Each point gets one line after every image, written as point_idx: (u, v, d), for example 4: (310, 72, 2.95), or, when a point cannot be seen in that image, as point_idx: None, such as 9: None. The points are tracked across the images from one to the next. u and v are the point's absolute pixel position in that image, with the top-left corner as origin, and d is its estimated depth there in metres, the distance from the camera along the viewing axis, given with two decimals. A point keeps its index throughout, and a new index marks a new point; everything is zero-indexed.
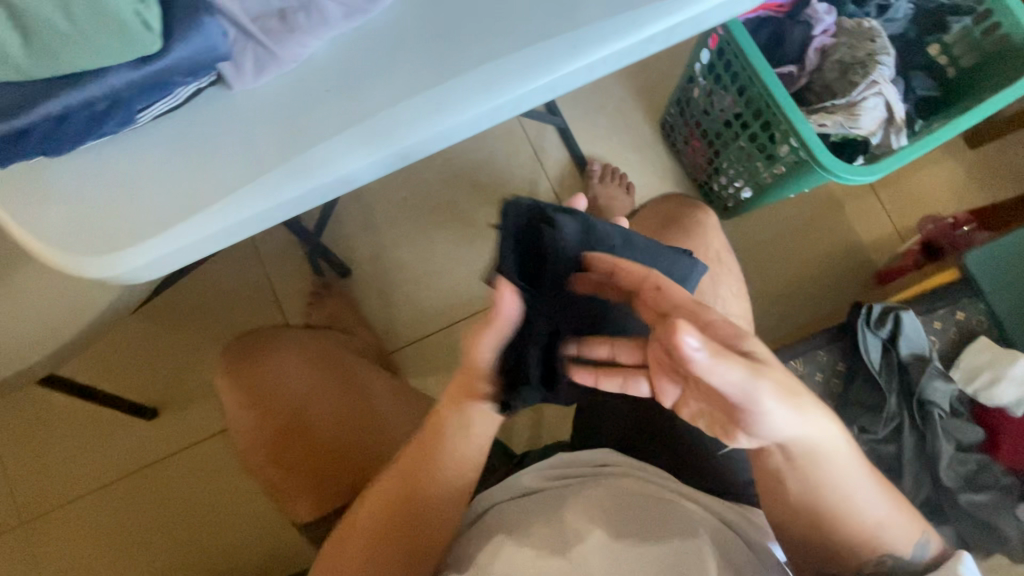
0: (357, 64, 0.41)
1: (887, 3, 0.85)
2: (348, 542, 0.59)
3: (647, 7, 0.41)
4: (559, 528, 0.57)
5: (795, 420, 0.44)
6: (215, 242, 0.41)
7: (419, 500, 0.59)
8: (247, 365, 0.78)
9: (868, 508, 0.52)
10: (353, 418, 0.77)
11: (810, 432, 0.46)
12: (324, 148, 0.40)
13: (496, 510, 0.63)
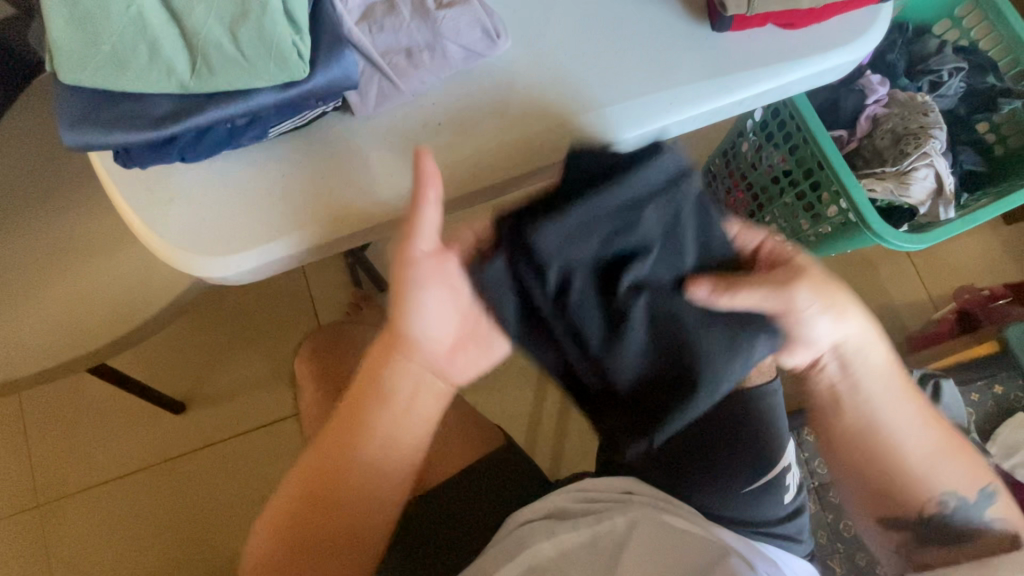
0: (468, 102, 0.45)
1: (939, 80, 0.89)
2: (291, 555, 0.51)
3: (740, 74, 0.46)
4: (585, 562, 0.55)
5: (829, 321, 0.52)
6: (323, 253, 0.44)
7: (367, 500, 0.52)
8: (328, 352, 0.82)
9: (916, 443, 0.54)
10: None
11: (842, 334, 0.53)
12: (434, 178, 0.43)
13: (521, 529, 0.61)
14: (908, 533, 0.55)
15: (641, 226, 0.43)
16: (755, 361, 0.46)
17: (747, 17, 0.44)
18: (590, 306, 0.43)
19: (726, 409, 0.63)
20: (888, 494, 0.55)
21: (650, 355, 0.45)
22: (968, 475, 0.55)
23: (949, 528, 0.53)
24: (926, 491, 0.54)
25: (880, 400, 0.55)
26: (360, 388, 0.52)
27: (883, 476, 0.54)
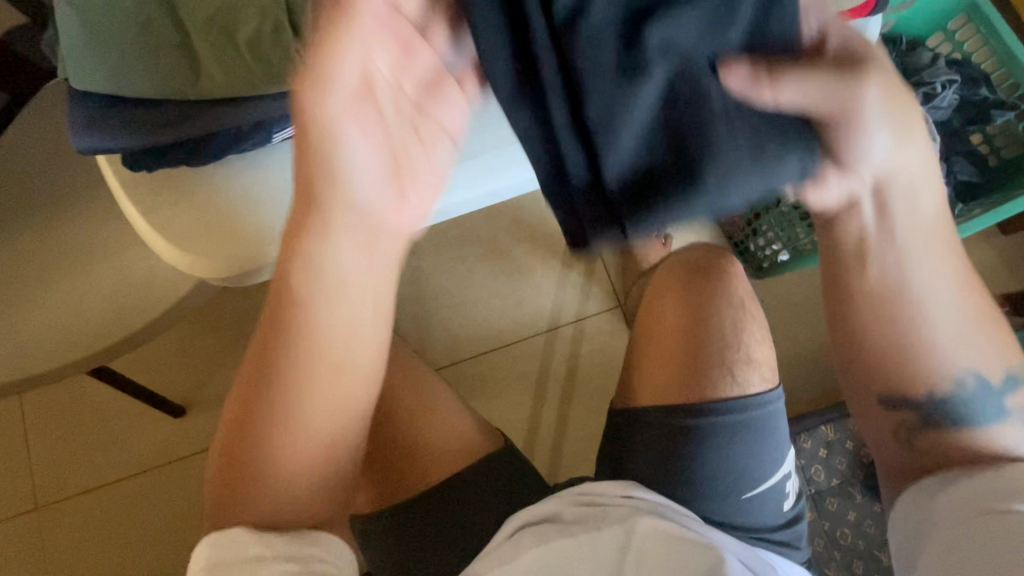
0: None
1: (933, 92, 0.89)
2: (230, 492, 0.45)
3: None
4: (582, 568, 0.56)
5: (892, 146, 0.44)
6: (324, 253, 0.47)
7: (286, 415, 0.45)
8: None
9: (944, 320, 0.49)
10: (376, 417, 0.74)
11: (896, 163, 0.45)
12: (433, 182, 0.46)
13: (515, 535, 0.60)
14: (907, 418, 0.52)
15: None
16: (779, 183, 0.42)
17: None
18: (610, 48, 0.40)
19: (733, 415, 0.64)
20: (898, 371, 0.51)
21: (654, 136, 0.42)
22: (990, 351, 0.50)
23: (953, 415, 0.51)
24: (939, 366, 0.50)
25: (924, 265, 0.49)
26: (274, 314, 0.46)
27: (903, 352, 0.50)
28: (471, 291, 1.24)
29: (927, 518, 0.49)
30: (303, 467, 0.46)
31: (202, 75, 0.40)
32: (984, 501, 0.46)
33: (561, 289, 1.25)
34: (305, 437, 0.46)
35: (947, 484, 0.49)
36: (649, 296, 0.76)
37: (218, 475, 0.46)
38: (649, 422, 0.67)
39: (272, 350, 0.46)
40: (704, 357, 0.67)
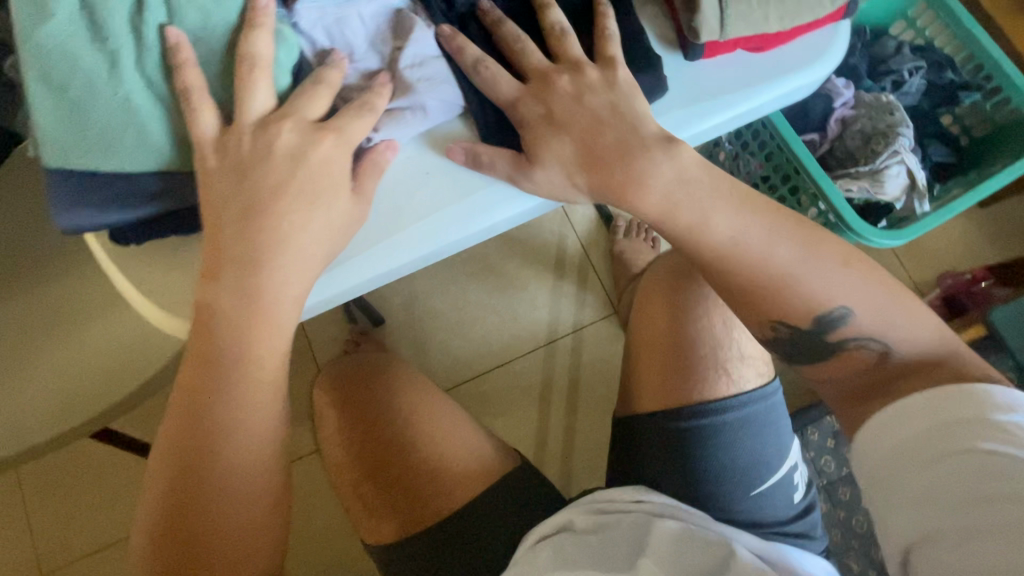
0: (437, 153, 0.46)
1: (901, 79, 0.92)
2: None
3: (714, 99, 0.48)
4: (605, 561, 0.55)
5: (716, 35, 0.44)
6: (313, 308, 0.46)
7: (210, 486, 0.43)
8: (338, 388, 0.79)
9: (768, 258, 0.49)
10: (380, 449, 0.73)
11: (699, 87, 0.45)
12: (422, 225, 0.44)
13: (533, 548, 0.59)
14: (775, 351, 0.54)
15: None
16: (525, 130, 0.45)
17: (718, 44, 0.45)
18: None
19: (737, 412, 0.64)
20: (744, 315, 0.52)
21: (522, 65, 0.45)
22: (833, 285, 0.49)
23: (815, 346, 0.52)
24: (779, 314, 0.51)
25: (697, 225, 0.49)
26: (198, 331, 0.42)
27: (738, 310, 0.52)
28: (465, 312, 1.24)
29: (899, 454, 0.44)
30: (243, 533, 0.44)
31: (194, 142, 0.40)
32: (957, 437, 0.41)
33: (555, 301, 1.26)
34: (249, 435, 0.44)
35: (913, 411, 0.44)
36: (640, 303, 0.75)
37: (174, 529, 0.43)
38: (651, 428, 0.67)
39: (198, 370, 0.43)
40: (700, 359, 0.67)
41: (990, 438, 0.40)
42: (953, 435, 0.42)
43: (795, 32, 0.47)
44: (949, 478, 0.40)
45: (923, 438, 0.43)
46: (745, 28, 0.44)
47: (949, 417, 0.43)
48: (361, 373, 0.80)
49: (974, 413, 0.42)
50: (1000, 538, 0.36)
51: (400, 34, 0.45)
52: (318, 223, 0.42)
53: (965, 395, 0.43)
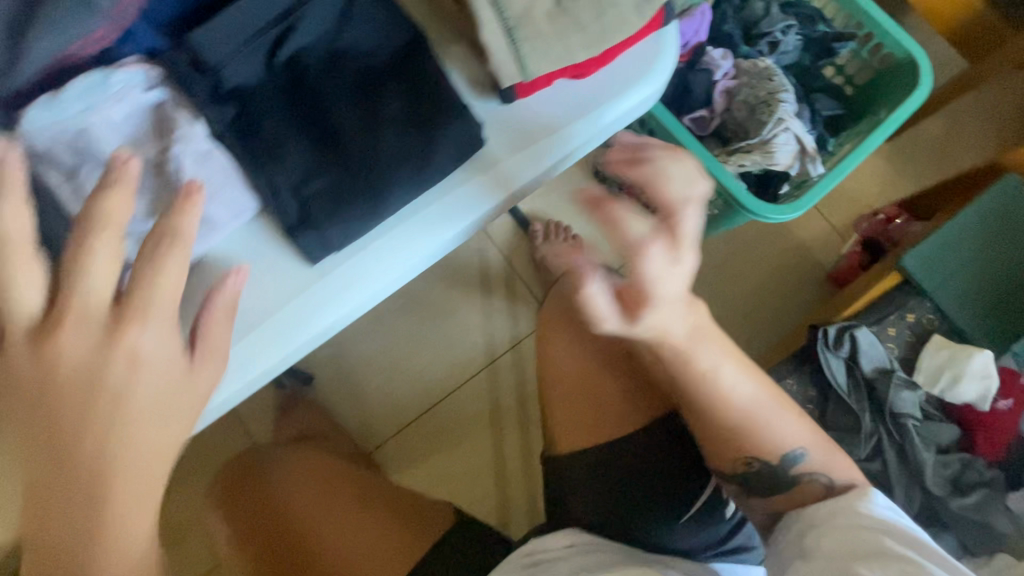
0: (238, 263, 0.39)
1: (776, 40, 0.89)
2: None
3: (544, 139, 0.43)
4: None
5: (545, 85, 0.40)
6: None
7: None
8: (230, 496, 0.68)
9: (732, 387, 0.51)
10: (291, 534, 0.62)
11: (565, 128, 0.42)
12: (241, 349, 0.39)
13: None
14: (744, 486, 0.54)
15: (343, 37, 0.40)
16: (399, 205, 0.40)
17: (529, 84, 0.40)
18: (247, 67, 0.39)
19: (659, 436, 0.64)
20: (719, 445, 0.53)
21: (316, 148, 0.39)
22: (786, 429, 0.52)
23: (780, 481, 0.52)
24: (751, 450, 0.52)
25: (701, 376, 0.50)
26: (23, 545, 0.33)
27: (719, 441, 0.53)
28: (399, 351, 1.17)
29: (817, 548, 0.46)
30: None
31: None
32: (862, 534, 0.45)
33: (488, 319, 1.20)
34: None
35: (827, 510, 0.48)
36: (547, 336, 0.73)
37: None
38: (577, 465, 0.64)
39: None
40: (611, 393, 0.66)
41: (886, 535, 0.44)
42: (858, 533, 0.45)
43: (617, 50, 0.43)
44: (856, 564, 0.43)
45: (835, 533, 0.46)
46: (548, 66, 0.38)
47: (856, 518, 0.46)
48: (254, 469, 0.69)
49: (867, 516, 0.46)
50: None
51: (162, 136, 0.38)
52: None
53: (857, 506, 0.47)
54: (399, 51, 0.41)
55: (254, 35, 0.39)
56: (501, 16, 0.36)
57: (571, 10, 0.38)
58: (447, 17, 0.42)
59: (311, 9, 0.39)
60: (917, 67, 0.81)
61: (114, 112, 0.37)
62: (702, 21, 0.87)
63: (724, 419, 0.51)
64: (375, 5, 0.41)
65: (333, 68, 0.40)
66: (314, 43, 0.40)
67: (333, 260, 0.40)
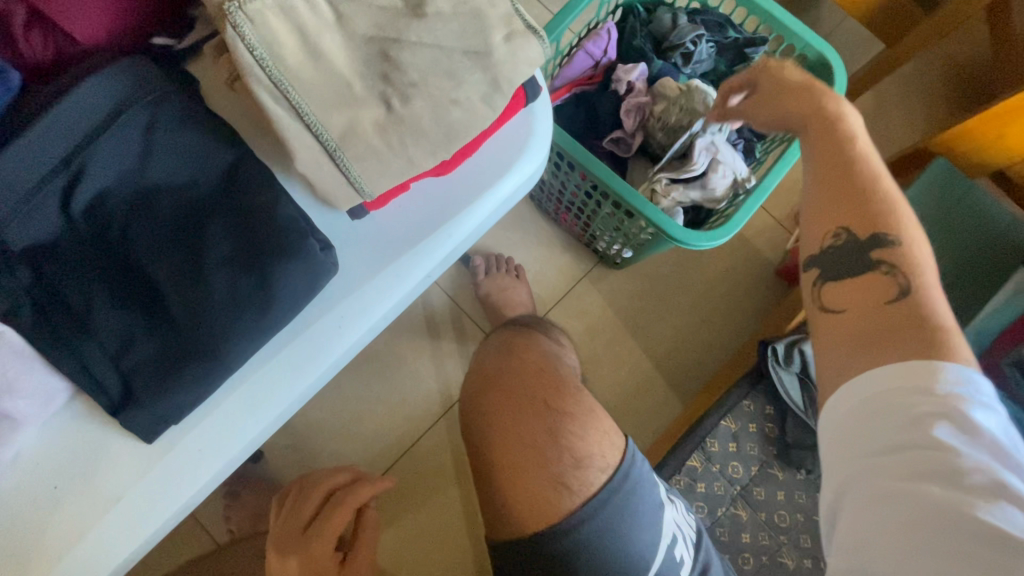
0: (63, 457, 0.34)
1: (690, 50, 0.84)
2: None
3: (411, 249, 0.38)
4: None
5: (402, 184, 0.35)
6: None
7: None
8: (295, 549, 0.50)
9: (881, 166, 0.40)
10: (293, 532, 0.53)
11: (430, 229, 0.38)
12: (75, 555, 0.33)
13: None
14: (819, 270, 0.38)
15: (152, 170, 0.34)
16: (245, 356, 0.35)
17: (379, 198, 0.35)
18: (37, 225, 0.33)
19: (601, 510, 0.57)
20: (826, 184, 0.40)
21: (135, 309, 0.34)
22: (885, 213, 0.37)
23: (851, 260, 0.37)
24: (852, 218, 0.38)
25: (832, 132, 0.41)
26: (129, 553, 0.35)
27: (830, 180, 0.39)
28: (346, 414, 1.04)
29: (836, 447, 0.33)
30: None
31: None
32: (898, 422, 0.31)
33: (440, 365, 1.09)
34: None
35: (862, 398, 0.32)
36: (469, 408, 0.66)
37: None
38: (529, 553, 0.57)
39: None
40: (535, 475, 0.59)
41: (933, 422, 0.31)
42: (886, 422, 0.32)
43: (482, 136, 0.38)
44: (889, 481, 0.31)
45: (864, 435, 0.32)
46: (391, 182, 0.33)
47: (906, 406, 0.31)
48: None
49: (941, 396, 0.31)
50: (937, 557, 0.28)
51: None
52: None
53: (929, 358, 0.32)
54: (222, 176, 0.35)
55: (30, 185, 0.32)
56: (320, 140, 0.31)
57: (407, 118, 0.32)
58: (271, 129, 0.37)
59: (107, 144, 0.34)
60: (827, 60, 0.79)
61: None
62: (610, 41, 0.85)
63: (849, 157, 0.39)
64: (185, 127, 0.35)
65: (146, 209, 0.34)
66: (119, 183, 0.34)
67: (175, 433, 0.35)
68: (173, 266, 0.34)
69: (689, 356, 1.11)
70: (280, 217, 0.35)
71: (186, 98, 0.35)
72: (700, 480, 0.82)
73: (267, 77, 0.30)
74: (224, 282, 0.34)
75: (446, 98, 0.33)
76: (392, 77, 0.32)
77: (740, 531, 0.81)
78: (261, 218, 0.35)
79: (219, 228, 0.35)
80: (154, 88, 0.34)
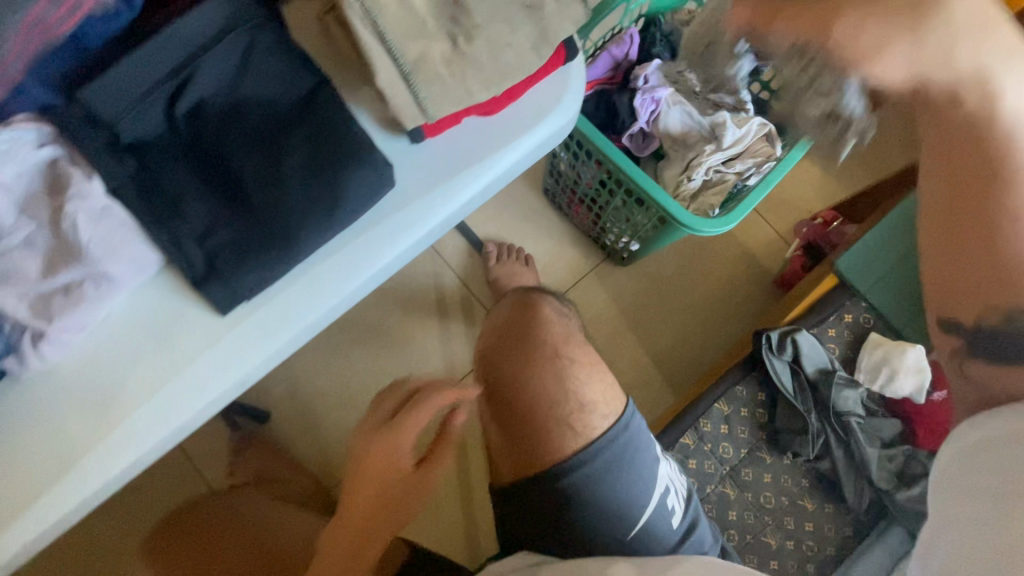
0: (142, 323, 0.39)
1: None
2: None
3: (457, 176, 0.43)
4: None
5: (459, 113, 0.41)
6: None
7: None
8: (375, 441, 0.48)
9: None
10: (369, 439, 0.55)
11: (476, 159, 0.44)
12: (144, 409, 0.38)
13: None
14: (964, 340, 0.41)
15: (245, 86, 0.40)
16: (310, 251, 0.40)
17: (435, 123, 0.41)
18: (147, 122, 0.39)
19: (601, 456, 0.62)
20: (978, 261, 0.36)
21: (221, 200, 0.39)
22: None
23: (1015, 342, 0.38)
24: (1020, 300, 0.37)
25: (993, 161, 0.34)
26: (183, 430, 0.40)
27: (968, 256, 0.37)
28: (354, 384, 1.07)
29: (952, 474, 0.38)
30: None
31: None
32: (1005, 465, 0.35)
33: (447, 344, 1.11)
34: None
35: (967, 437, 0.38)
36: (480, 361, 0.70)
37: None
38: (533, 493, 0.62)
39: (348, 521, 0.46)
40: (543, 419, 0.63)
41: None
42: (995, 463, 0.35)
43: (526, 82, 0.44)
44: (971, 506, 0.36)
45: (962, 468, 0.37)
46: (451, 107, 0.39)
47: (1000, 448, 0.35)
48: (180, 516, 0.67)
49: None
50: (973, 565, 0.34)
51: (58, 194, 0.37)
52: (37, 453, 0.37)
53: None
54: (304, 95, 0.41)
55: (146, 87, 0.38)
56: (396, 62, 0.37)
57: (469, 54, 0.38)
58: (347, 63, 0.43)
59: (211, 59, 0.39)
60: None
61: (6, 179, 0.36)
62: (632, 45, 0.92)
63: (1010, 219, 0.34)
64: (277, 53, 0.41)
65: (238, 118, 0.40)
66: (217, 95, 0.40)
67: (240, 310, 0.40)
68: (257, 168, 0.40)
69: (687, 353, 1.16)
70: (352, 133, 0.40)
71: (278, 27, 0.41)
72: (692, 456, 0.86)
73: (360, 7, 0.36)
74: (297, 184, 0.40)
75: (503, 42, 0.39)
76: (460, 18, 0.38)
77: (728, 508, 0.85)
78: (336, 134, 0.40)
79: (297, 139, 0.40)
80: (251, 16, 0.40)
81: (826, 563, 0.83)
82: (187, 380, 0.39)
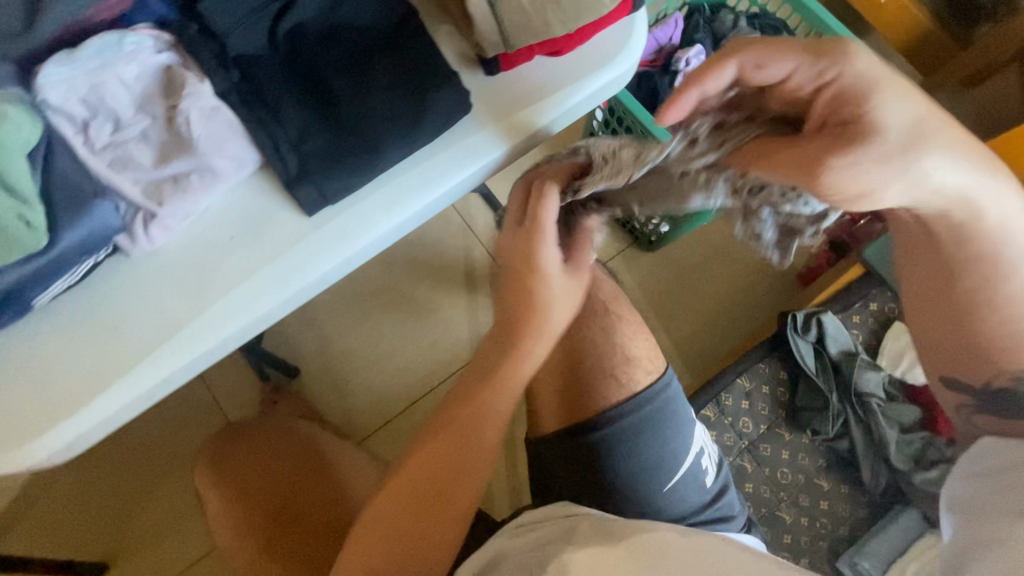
0: (236, 217, 0.43)
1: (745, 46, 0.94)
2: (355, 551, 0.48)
3: (526, 107, 0.47)
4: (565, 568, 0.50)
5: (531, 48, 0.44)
6: (97, 435, 0.40)
7: None
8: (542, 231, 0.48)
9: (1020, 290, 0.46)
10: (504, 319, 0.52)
11: (544, 94, 0.47)
12: (234, 294, 0.41)
13: None
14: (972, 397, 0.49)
15: (343, 11, 0.44)
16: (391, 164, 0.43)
17: (511, 56, 0.45)
18: (254, 37, 0.43)
19: (640, 410, 0.64)
20: (959, 333, 0.48)
21: (314, 112, 0.43)
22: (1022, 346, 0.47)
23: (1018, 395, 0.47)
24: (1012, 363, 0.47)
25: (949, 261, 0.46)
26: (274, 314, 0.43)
27: (947, 337, 0.49)
28: (382, 347, 1.03)
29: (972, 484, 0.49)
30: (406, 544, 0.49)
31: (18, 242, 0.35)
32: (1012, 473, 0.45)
33: (473, 314, 1.06)
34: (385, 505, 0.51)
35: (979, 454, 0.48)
36: None
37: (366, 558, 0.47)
38: (571, 440, 0.64)
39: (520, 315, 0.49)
40: (582, 369, 0.66)
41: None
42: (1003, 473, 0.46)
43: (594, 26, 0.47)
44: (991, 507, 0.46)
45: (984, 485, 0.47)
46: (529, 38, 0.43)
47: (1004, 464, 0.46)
48: (234, 431, 0.64)
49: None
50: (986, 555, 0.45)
51: (171, 93, 0.41)
52: (137, 325, 0.40)
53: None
54: (395, 23, 0.45)
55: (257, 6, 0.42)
56: None
57: None
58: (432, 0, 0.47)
59: None
60: None
61: (129, 76, 0.40)
62: (676, 29, 0.96)
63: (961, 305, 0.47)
64: None
65: (335, 40, 0.44)
66: (317, 18, 0.44)
67: (326, 214, 0.43)
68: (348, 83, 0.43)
69: (707, 340, 1.18)
70: (435, 59, 0.44)
71: None
72: (713, 428, 0.88)
73: None
74: (384, 102, 0.43)
75: None
76: None
77: (745, 481, 0.86)
78: (421, 59, 0.44)
79: (386, 61, 0.44)
80: None
81: (839, 541, 0.84)
82: (274, 272, 0.42)
